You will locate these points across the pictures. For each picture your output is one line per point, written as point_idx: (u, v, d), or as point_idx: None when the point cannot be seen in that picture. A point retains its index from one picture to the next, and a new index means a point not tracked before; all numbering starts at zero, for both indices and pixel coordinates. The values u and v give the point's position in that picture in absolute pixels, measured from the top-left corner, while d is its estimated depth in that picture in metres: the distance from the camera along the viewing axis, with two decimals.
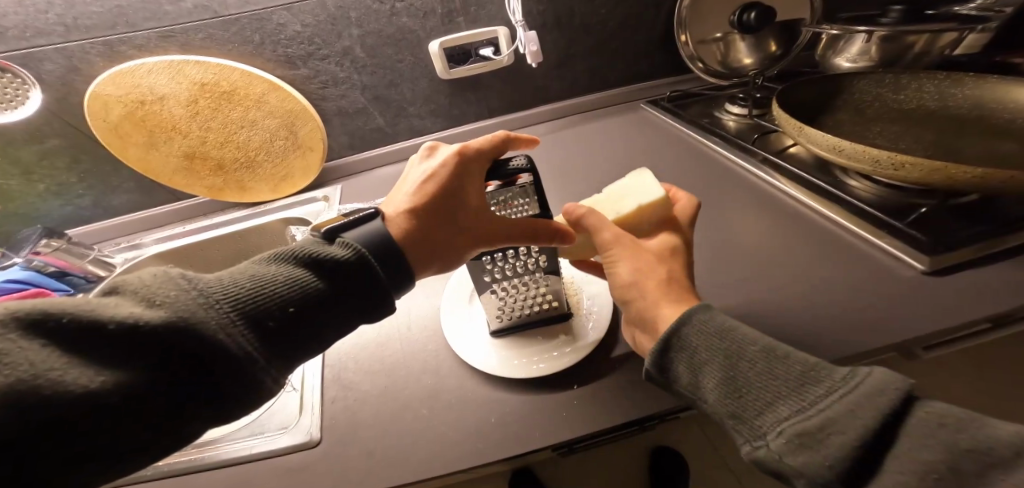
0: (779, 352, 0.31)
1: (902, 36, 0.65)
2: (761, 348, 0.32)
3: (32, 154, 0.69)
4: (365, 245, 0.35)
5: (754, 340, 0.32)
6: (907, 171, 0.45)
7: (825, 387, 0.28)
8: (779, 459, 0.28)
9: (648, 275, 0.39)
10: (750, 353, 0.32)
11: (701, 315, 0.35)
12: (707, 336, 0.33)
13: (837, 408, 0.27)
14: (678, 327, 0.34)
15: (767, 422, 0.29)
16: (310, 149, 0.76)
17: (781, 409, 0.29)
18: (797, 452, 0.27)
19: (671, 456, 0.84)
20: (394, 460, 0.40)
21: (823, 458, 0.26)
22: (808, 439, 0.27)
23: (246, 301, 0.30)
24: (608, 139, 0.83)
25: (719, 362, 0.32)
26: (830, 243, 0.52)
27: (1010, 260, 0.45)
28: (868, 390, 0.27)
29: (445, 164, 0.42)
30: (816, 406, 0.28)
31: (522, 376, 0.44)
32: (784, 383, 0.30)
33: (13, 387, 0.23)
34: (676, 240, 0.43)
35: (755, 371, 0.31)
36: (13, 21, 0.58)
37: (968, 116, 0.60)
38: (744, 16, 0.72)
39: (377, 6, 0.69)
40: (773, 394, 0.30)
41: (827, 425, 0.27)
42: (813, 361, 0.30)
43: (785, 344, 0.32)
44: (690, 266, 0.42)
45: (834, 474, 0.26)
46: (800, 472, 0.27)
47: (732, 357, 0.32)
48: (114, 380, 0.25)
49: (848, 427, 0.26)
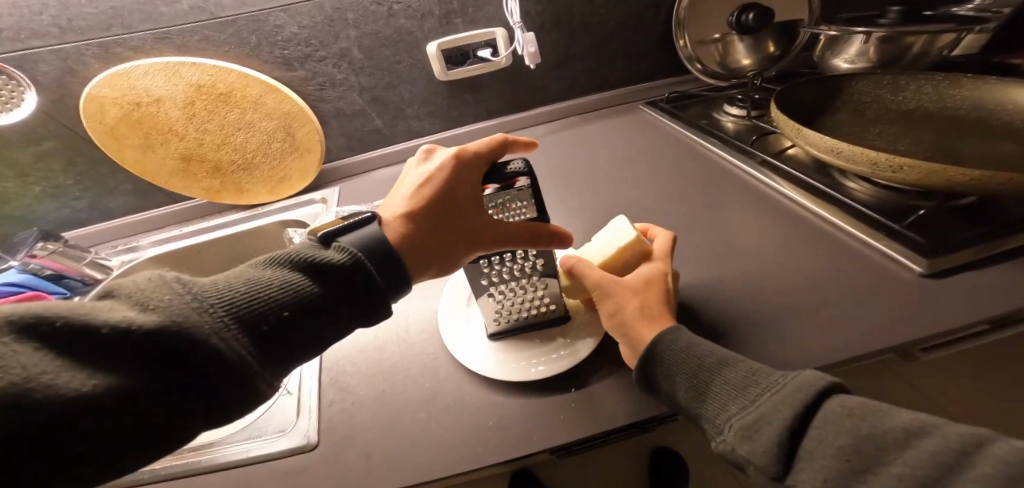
0: (731, 362, 0.34)
1: (900, 37, 0.65)
2: (718, 359, 0.34)
3: (27, 156, 0.69)
4: (361, 249, 0.35)
5: (710, 351, 0.35)
6: (905, 173, 0.44)
7: (762, 387, 0.31)
8: (734, 452, 0.30)
9: (625, 308, 0.40)
10: (707, 363, 0.34)
11: (670, 334, 0.37)
12: (670, 351, 0.36)
13: (771, 402, 0.29)
14: (651, 349, 0.36)
15: (722, 420, 0.31)
16: (307, 151, 0.76)
17: (731, 407, 0.31)
18: (742, 443, 0.29)
19: (671, 456, 0.85)
20: (392, 463, 0.40)
21: (761, 446, 0.28)
22: (750, 430, 0.29)
23: (240, 305, 0.30)
24: (606, 140, 0.83)
25: (682, 372, 0.35)
26: (829, 244, 0.52)
27: (1009, 262, 0.45)
28: (797, 384, 0.29)
29: (442, 168, 0.41)
30: (757, 401, 0.30)
31: (520, 379, 0.43)
32: (734, 385, 0.32)
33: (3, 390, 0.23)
34: (659, 271, 0.43)
35: (712, 378, 0.33)
36: (8, 23, 0.58)
37: (966, 117, 0.60)
38: (742, 17, 0.72)
39: (374, 7, 0.68)
40: (727, 395, 0.32)
41: (762, 417, 0.29)
42: (761, 367, 0.33)
43: (738, 354, 0.35)
44: (673, 293, 0.42)
45: (774, 461, 0.27)
46: (750, 461, 0.29)
47: (693, 367, 0.35)
48: (107, 383, 0.25)
49: (779, 417, 0.28)
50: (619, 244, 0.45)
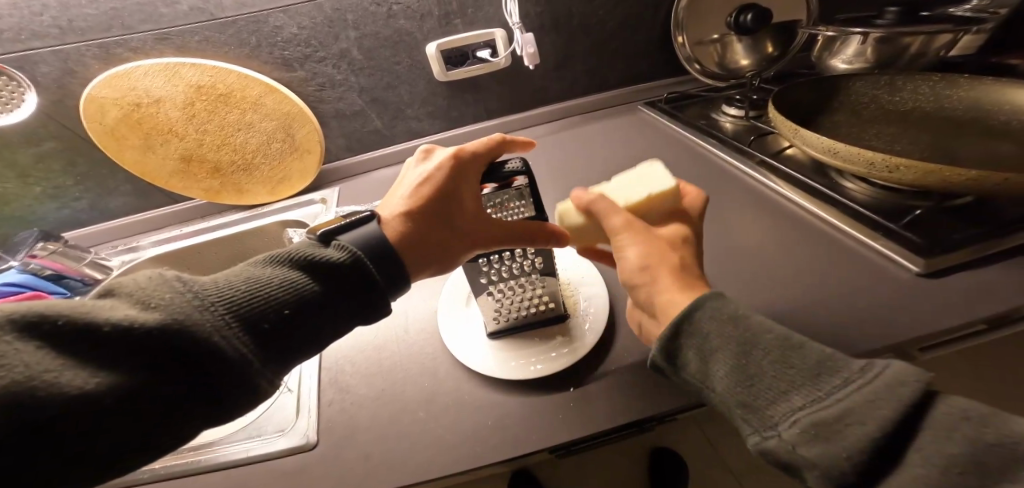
0: (794, 341, 0.30)
1: (897, 38, 0.65)
2: (777, 335, 0.30)
3: (27, 157, 0.69)
4: (361, 247, 0.35)
5: (769, 328, 0.31)
6: (902, 173, 0.45)
7: (839, 378, 0.27)
8: (792, 450, 0.27)
9: (659, 261, 0.38)
10: (764, 340, 0.30)
11: (715, 301, 0.33)
12: (720, 323, 0.32)
13: (854, 400, 0.26)
14: (692, 310, 0.33)
15: (781, 412, 0.28)
16: (307, 152, 0.76)
17: (795, 398, 0.28)
18: (810, 444, 0.26)
19: (671, 456, 0.84)
20: (392, 463, 0.40)
21: (838, 450, 0.25)
22: (820, 431, 0.26)
23: (241, 303, 0.30)
24: (606, 140, 0.83)
25: (730, 348, 0.31)
26: (827, 244, 0.53)
27: (1006, 261, 0.45)
28: (885, 382, 0.26)
29: (441, 167, 0.42)
30: (833, 396, 0.26)
31: (520, 377, 0.44)
32: (799, 371, 0.29)
33: (7, 388, 0.23)
34: (686, 229, 0.42)
35: (769, 359, 0.29)
36: (8, 24, 0.58)
37: (963, 118, 0.60)
38: (740, 18, 0.72)
39: (374, 8, 0.69)
40: (788, 383, 0.28)
41: (843, 416, 0.26)
42: (828, 351, 0.29)
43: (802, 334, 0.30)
44: (700, 254, 0.41)
45: (851, 468, 0.25)
46: (812, 463, 0.26)
47: (745, 344, 0.30)
48: (109, 381, 0.25)
49: (867, 417, 0.25)
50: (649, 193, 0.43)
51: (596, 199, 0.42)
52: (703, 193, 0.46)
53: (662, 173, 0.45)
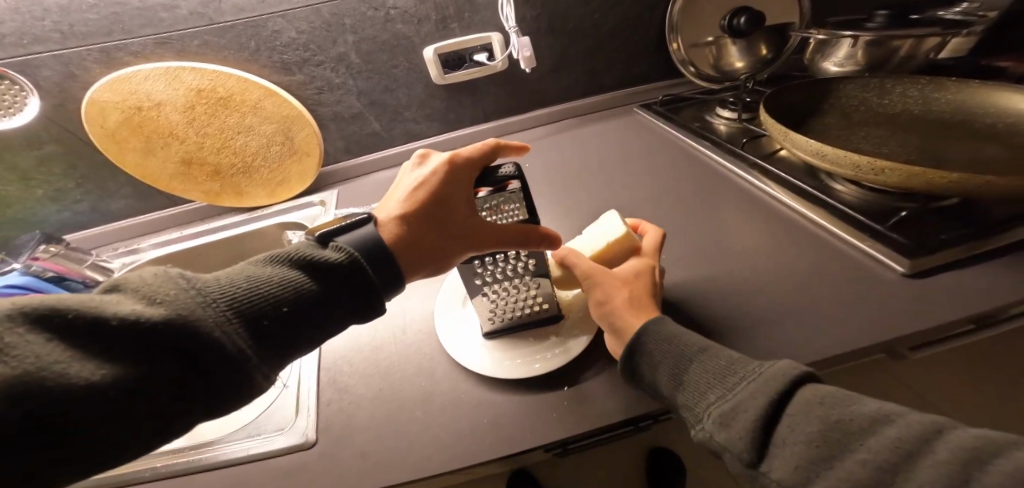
0: (713, 351, 0.35)
1: (887, 41, 0.66)
2: (699, 348, 0.36)
3: (29, 160, 0.70)
4: (358, 248, 0.36)
5: (693, 341, 0.36)
6: (887, 175, 0.46)
7: (740, 375, 0.32)
8: (710, 439, 0.31)
9: (614, 298, 0.42)
10: (689, 352, 0.35)
11: (655, 324, 0.38)
12: (659, 341, 0.37)
13: (748, 391, 0.30)
14: (636, 337, 0.38)
15: (701, 408, 0.32)
16: (305, 154, 0.77)
17: (710, 395, 0.32)
18: (720, 431, 0.30)
19: (670, 459, 0.85)
20: (390, 461, 0.41)
21: (737, 433, 0.29)
22: (727, 419, 0.30)
23: (241, 300, 0.31)
24: (602, 142, 0.84)
25: (665, 361, 0.36)
26: (817, 244, 0.54)
27: (990, 262, 0.46)
28: (771, 374, 0.30)
29: (436, 172, 0.42)
30: (734, 390, 0.31)
31: (514, 376, 0.44)
32: (714, 373, 0.33)
33: (18, 378, 0.24)
34: (646, 264, 0.45)
35: (692, 367, 0.35)
36: (10, 28, 0.59)
37: (951, 121, 0.61)
38: (733, 21, 0.73)
39: (371, 13, 0.69)
40: (706, 384, 0.33)
41: (738, 405, 0.30)
42: (738, 356, 0.34)
43: (722, 345, 0.36)
44: (659, 285, 0.44)
45: (746, 448, 0.28)
46: (725, 448, 0.30)
47: (674, 357, 0.36)
48: (114, 373, 0.26)
49: (752, 405, 0.29)
50: (609, 239, 0.46)
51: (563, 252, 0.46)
52: (661, 228, 0.49)
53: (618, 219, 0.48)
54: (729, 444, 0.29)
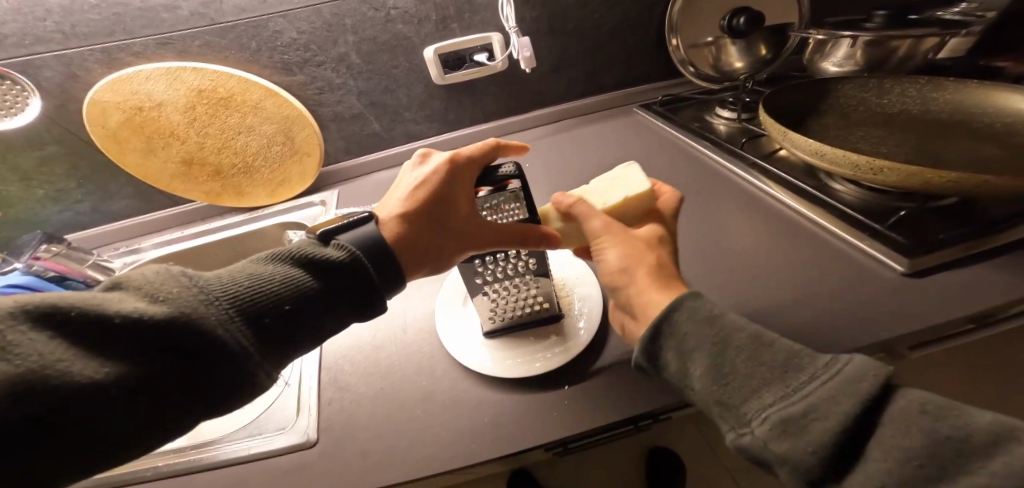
0: (767, 341, 0.32)
1: (886, 41, 0.66)
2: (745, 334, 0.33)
3: (31, 160, 0.70)
4: (359, 247, 0.36)
5: (741, 327, 0.33)
6: (885, 175, 0.46)
7: (807, 374, 0.29)
8: (764, 446, 0.29)
9: (637, 265, 0.40)
10: (737, 341, 0.33)
11: (690, 301, 0.36)
12: (696, 324, 0.34)
13: (820, 394, 0.28)
14: (669, 313, 0.35)
15: (753, 409, 0.30)
16: (306, 154, 0.78)
17: (767, 395, 0.30)
18: (782, 439, 0.28)
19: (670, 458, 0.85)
20: (391, 459, 0.41)
21: (808, 444, 0.27)
22: (792, 425, 0.28)
23: (242, 299, 0.31)
24: (602, 142, 0.84)
25: (705, 347, 0.33)
26: (815, 243, 0.54)
27: (987, 261, 0.47)
28: (848, 376, 0.28)
29: (437, 171, 0.43)
30: (801, 392, 0.28)
31: (515, 375, 0.45)
32: (770, 369, 0.31)
33: (22, 376, 0.24)
34: (662, 230, 0.44)
35: (742, 359, 0.32)
36: (12, 29, 0.59)
37: (949, 120, 0.61)
38: (732, 21, 0.73)
39: (372, 13, 0.70)
40: (761, 381, 0.30)
41: (808, 411, 0.27)
42: (797, 349, 0.31)
43: (771, 333, 0.33)
44: (675, 253, 0.44)
45: (816, 461, 0.26)
46: (784, 458, 0.27)
47: (720, 344, 0.33)
48: (117, 372, 0.26)
49: (829, 413, 0.27)
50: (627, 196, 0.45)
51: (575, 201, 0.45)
52: (678, 193, 0.48)
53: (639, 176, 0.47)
54: (789, 456, 0.27)
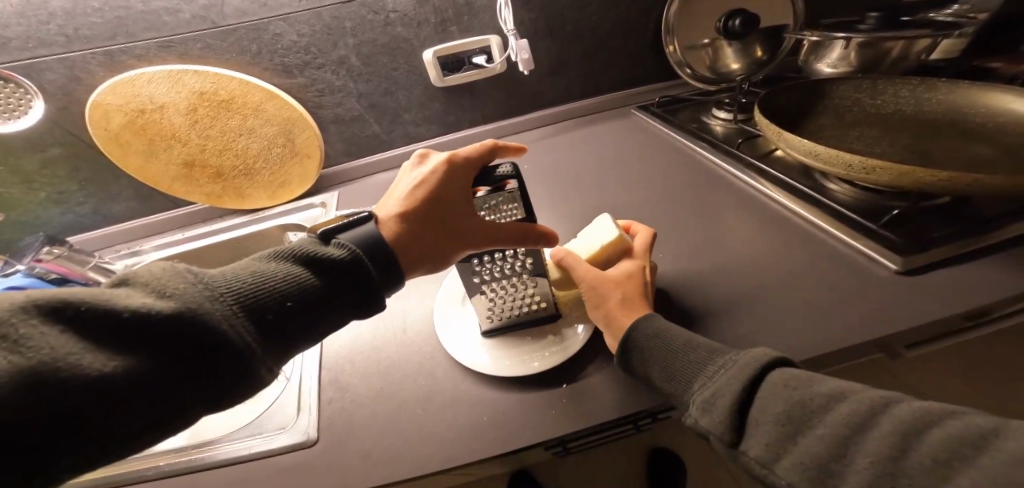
0: (694, 341, 0.37)
1: (879, 43, 0.67)
2: (685, 339, 0.38)
3: (33, 163, 0.70)
4: (360, 246, 0.37)
5: (677, 333, 0.38)
6: (878, 174, 0.47)
7: (721, 363, 0.34)
8: (694, 424, 0.32)
9: (605, 302, 0.43)
10: (674, 343, 0.38)
11: (645, 321, 0.40)
12: (645, 331, 0.40)
13: (724, 377, 0.32)
14: (628, 331, 0.40)
15: (686, 395, 0.34)
16: (307, 156, 0.78)
17: (693, 383, 0.34)
18: (702, 415, 0.31)
19: (671, 462, 0.85)
20: (391, 457, 0.42)
21: (718, 417, 0.30)
22: (710, 403, 0.31)
23: (247, 295, 0.32)
24: (598, 145, 0.84)
25: (655, 359, 0.38)
26: (810, 243, 0.54)
27: (979, 260, 0.47)
28: (746, 361, 0.32)
29: (435, 172, 0.43)
30: (714, 377, 0.33)
31: (515, 373, 0.45)
32: (697, 362, 0.35)
33: (34, 368, 0.24)
34: (637, 265, 0.46)
35: (677, 356, 0.37)
36: (16, 32, 0.60)
37: (941, 121, 0.62)
38: (729, 23, 0.74)
39: (371, 16, 0.71)
40: (690, 373, 0.35)
41: (717, 390, 0.32)
42: (719, 347, 0.36)
43: (704, 337, 0.38)
44: (651, 285, 0.45)
45: (726, 430, 0.30)
46: (708, 431, 0.31)
47: (661, 346, 0.38)
48: (125, 365, 0.27)
49: (729, 389, 0.31)
50: (604, 240, 0.48)
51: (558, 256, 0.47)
52: (650, 230, 0.49)
53: (609, 222, 0.49)
54: (711, 428, 0.31)
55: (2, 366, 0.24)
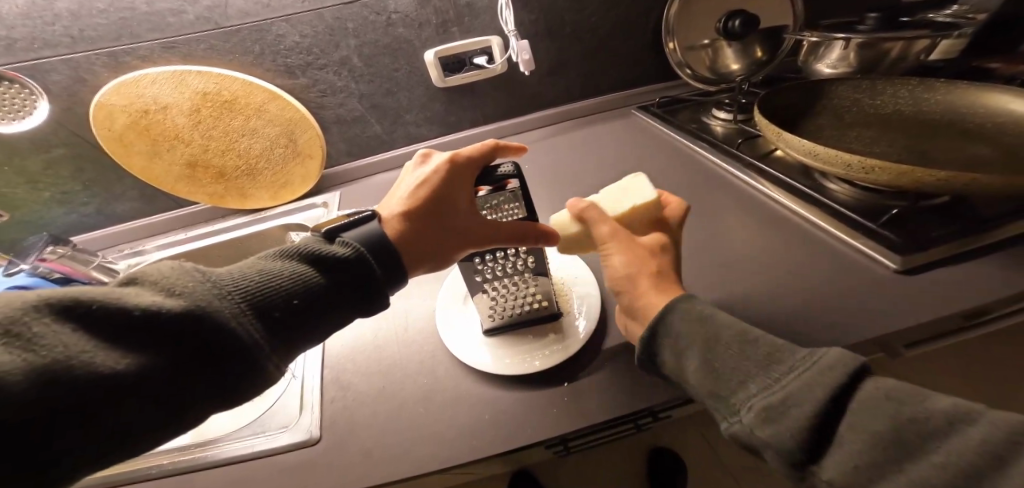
0: (750, 337, 0.34)
1: (878, 43, 0.67)
2: (735, 331, 0.35)
3: (37, 163, 0.71)
4: (364, 245, 0.37)
5: (729, 324, 0.35)
6: (878, 174, 0.47)
7: (787, 365, 0.31)
8: (750, 432, 0.30)
9: (640, 266, 0.42)
10: (725, 336, 0.34)
11: (684, 303, 0.38)
12: (689, 321, 0.36)
13: (799, 383, 0.29)
14: (664, 314, 0.37)
15: (740, 398, 0.31)
16: (309, 156, 0.79)
17: (751, 386, 0.32)
18: (764, 426, 0.29)
19: (671, 462, 0.85)
20: (393, 455, 0.42)
21: (788, 429, 0.28)
22: (774, 413, 0.29)
23: (254, 293, 0.32)
24: (598, 145, 0.85)
25: (698, 345, 0.35)
26: (809, 242, 0.55)
27: (978, 259, 0.47)
28: (827, 365, 0.29)
29: (437, 171, 0.44)
30: (782, 381, 0.30)
31: (517, 372, 0.45)
32: (755, 363, 0.33)
33: (48, 366, 0.25)
34: (665, 237, 0.45)
35: (728, 352, 0.34)
36: (21, 33, 0.60)
37: (940, 121, 0.62)
38: (729, 24, 0.74)
39: (373, 17, 0.71)
40: (746, 373, 0.32)
41: (788, 399, 0.29)
42: (779, 343, 0.33)
43: (758, 330, 0.35)
44: (678, 259, 0.45)
45: (798, 445, 0.28)
46: (768, 443, 0.29)
47: (708, 338, 0.35)
48: (137, 362, 0.27)
49: (805, 400, 0.28)
50: (637, 202, 0.46)
51: (587, 207, 0.46)
52: (684, 203, 0.48)
53: (646, 186, 0.48)
54: (773, 441, 0.29)
55: (17, 363, 0.24)
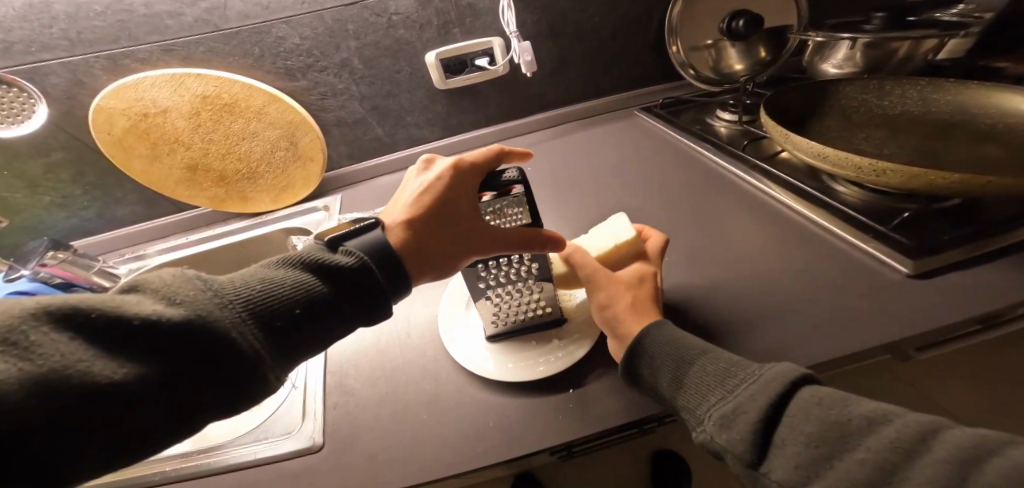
0: (715, 355, 0.36)
1: (885, 43, 0.67)
2: (700, 351, 0.37)
3: (37, 167, 0.70)
4: (367, 252, 0.36)
5: (694, 345, 0.38)
6: (888, 176, 0.46)
7: (742, 377, 0.33)
8: (711, 441, 0.32)
9: (618, 302, 0.43)
10: (690, 354, 0.37)
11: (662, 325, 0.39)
12: (661, 342, 0.39)
13: (747, 392, 0.31)
14: (638, 338, 0.40)
15: (702, 409, 0.33)
16: (310, 159, 0.78)
17: (711, 397, 0.33)
18: (720, 432, 0.31)
19: (676, 467, 0.84)
20: (396, 463, 0.41)
21: (738, 434, 0.30)
22: (728, 420, 0.31)
23: (256, 302, 0.32)
24: (601, 147, 0.84)
25: (666, 362, 0.37)
26: (817, 245, 0.54)
27: (992, 264, 0.47)
28: (771, 376, 0.31)
29: (441, 177, 0.43)
30: (735, 391, 0.32)
31: (521, 379, 0.45)
32: (715, 375, 0.35)
33: (44, 375, 0.24)
34: (647, 269, 0.47)
35: (693, 369, 0.36)
36: (19, 36, 0.60)
37: (950, 121, 0.62)
38: (732, 24, 0.74)
39: (374, 19, 0.70)
40: (707, 385, 0.34)
41: (738, 407, 0.31)
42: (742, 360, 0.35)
43: (723, 349, 0.37)
44: (661, 291, 0.46)
45: (747, 448, 0.29)
46: (727, 449, 0.31)
47: (677, 358, 0.37)
48: (136, 372, 0.27)
49: (751, 406, 0.30)
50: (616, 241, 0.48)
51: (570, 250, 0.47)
52: (663, 234, 0.50)
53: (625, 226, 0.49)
54: (731, 446, 0.30)
55: (13, 372, 0.23)
